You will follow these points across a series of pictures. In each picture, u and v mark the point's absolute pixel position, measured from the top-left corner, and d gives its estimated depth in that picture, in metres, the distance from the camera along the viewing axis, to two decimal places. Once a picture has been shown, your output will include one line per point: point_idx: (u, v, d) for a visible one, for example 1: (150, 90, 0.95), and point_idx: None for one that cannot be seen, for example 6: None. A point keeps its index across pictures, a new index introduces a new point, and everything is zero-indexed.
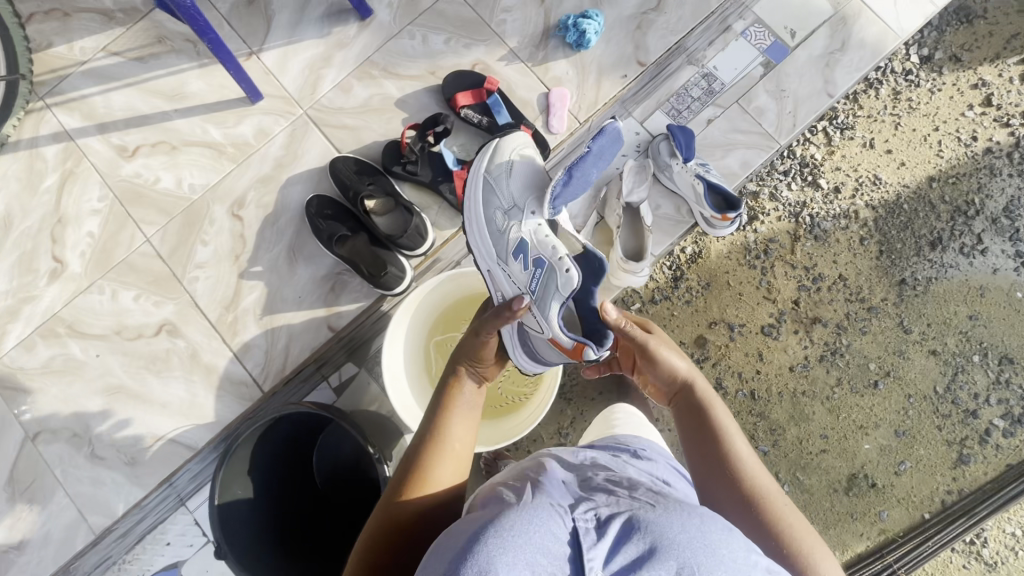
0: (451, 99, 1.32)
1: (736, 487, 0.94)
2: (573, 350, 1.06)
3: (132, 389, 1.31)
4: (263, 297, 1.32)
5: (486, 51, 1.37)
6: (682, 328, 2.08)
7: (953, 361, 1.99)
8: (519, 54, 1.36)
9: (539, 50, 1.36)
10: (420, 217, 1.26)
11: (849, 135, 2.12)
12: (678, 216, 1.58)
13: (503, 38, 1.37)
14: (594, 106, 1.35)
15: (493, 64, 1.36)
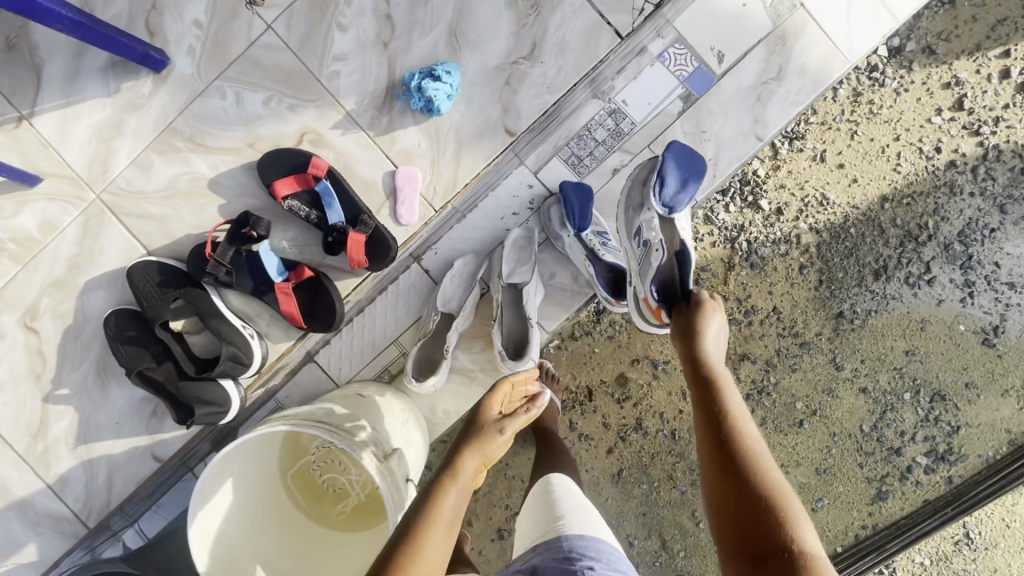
0: (270, 189, 1.06)
1: (756, 504, 0.80)
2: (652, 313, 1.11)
3: None
4: (74, 423, 1.14)
5: (317, 114, 1.19)
6: (603, 366, 1.93)
7: (884, 398, 1.89)
8: (358, 119, 1.22)
9: (382, 115, 1.23)
10: (246, 339, 1.07)
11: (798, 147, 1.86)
12: (576, 285, 1.37)
13: (336, 97, 1.20)
14: (451, 190, 1.30)
15: (326, 132, 1.20)
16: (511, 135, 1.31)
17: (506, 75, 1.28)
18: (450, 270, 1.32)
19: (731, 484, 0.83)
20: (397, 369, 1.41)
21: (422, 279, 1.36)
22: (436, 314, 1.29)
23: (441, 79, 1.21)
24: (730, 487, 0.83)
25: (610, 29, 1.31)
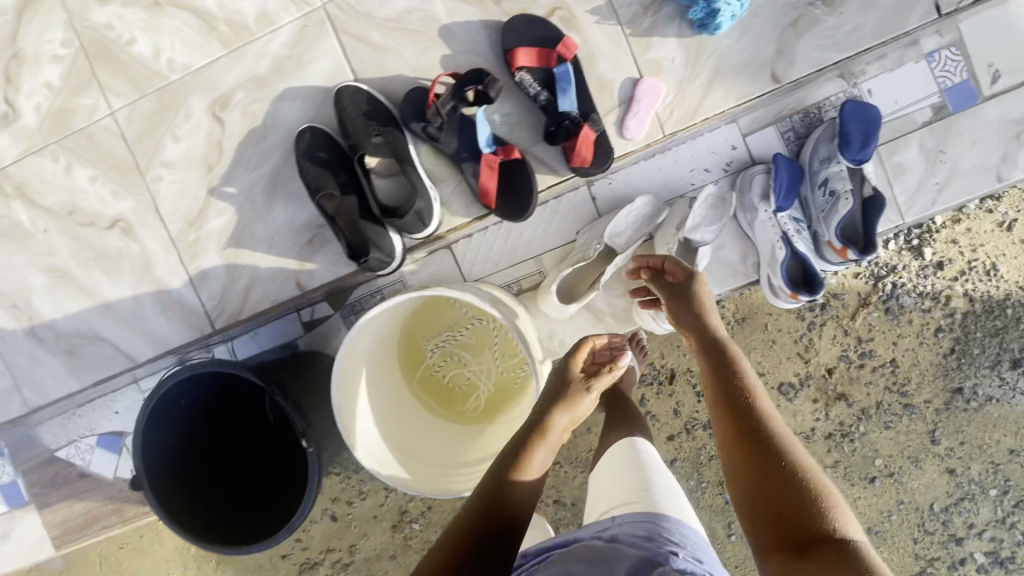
0: (510, 53, 0.99)
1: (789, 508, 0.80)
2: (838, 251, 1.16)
3: (78, 280, 1.18)
4: (231, 226, 1.13)
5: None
6: None
7: (966, 486, 1.81)
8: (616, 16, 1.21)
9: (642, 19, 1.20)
10: (430, 198, 1.02)
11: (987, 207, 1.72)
12: (741, 265, 1.29)
13: None
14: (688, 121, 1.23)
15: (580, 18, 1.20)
16: (776, 81, 1.22)
17: (796, 15, 1.20)
18: (631, 203, 1.24)
19: (768, 473, 0.85)
20: (529, 286, 1.36)
21: (587, 203, 1.32)
22: (600, 244, 1.21)
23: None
24: (767, 476, 0.84)
25: (886, 9, 1.19)
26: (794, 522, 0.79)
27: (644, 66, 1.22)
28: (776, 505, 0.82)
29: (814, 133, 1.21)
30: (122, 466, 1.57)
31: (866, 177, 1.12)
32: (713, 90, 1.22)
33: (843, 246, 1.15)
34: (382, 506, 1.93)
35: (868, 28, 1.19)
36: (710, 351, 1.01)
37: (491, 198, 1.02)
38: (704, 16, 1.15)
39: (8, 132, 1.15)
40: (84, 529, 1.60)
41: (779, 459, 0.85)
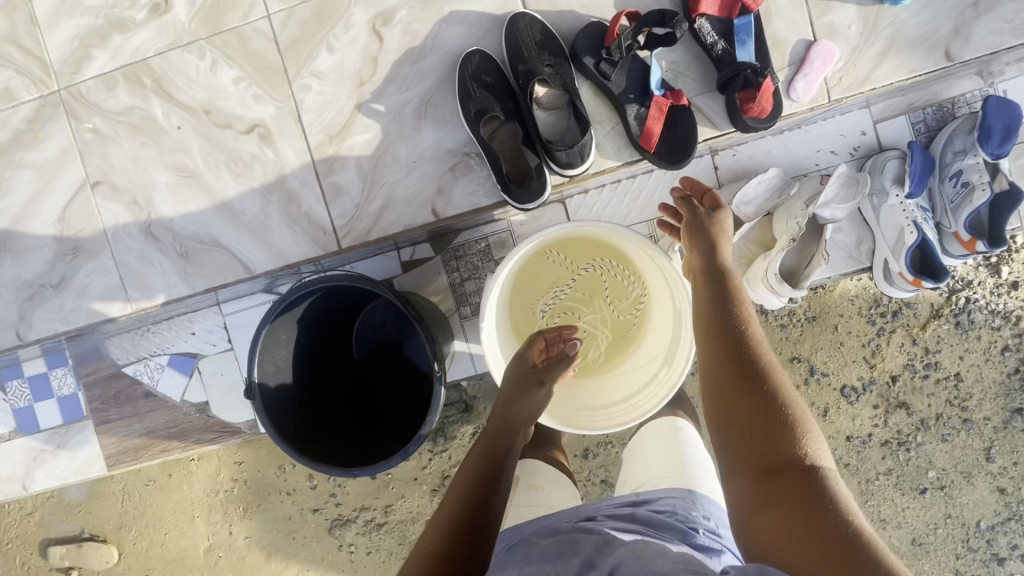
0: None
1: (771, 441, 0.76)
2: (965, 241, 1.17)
3: (205, 182, 1.16)
4: (374, 144, 1.12)
5: None
6: None
7: (1015, 507, 1.82)
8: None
9: None
10: (590, 137, 1.01)
11: None
12: (854, 252, 1.30)
13: None
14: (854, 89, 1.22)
15: None
16: (949, 60, 1.20)
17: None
18: (760, 174, 1.26)
19: (749, 401, 0.78)
20: None
21: (708, 172, 1.30)
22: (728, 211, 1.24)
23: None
24: (747, 404, 0.78)
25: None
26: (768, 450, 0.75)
27: (819, 29, 1.21)
28: (755, 432, 0.77)
29: (948, 127, 1.22)
30: (190, 390, 1.53)
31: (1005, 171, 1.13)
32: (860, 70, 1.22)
33: (972, 238, 1.17)
34: (430, 467, 1.90)
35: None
36: (714, 279, 0.93)
37: (652, 142, 1.06)
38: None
39: (157, 24, 1.13)
40: (141, 450, 1.57)
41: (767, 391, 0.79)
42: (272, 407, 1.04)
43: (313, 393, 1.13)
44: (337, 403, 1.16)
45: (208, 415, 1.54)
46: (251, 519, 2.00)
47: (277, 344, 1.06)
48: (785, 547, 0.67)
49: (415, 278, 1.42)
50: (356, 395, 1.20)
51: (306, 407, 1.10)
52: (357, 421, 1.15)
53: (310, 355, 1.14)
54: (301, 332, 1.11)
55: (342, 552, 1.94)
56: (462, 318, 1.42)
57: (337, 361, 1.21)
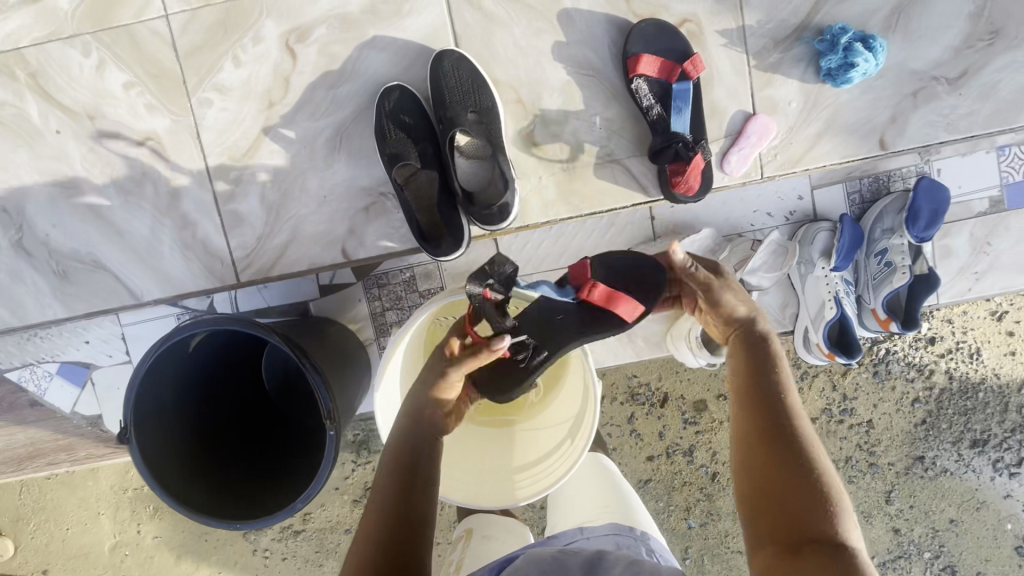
0: (633, 58, 0.98)
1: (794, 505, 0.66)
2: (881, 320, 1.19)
3: (88, 196, 1.03)
4: (281, 173, 1.02)
5: (710, 8, 1.15)
6: None
7: (906, 545, 1.93)
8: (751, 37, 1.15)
9: (778, 45, 1.15)
10: (513, 195, 0.94)
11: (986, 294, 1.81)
12: (779, 315, 1.30)
13: (742, 6, 1.15)
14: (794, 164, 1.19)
15: (705, 31, 1.16)
16: (882, 148, 1.18)
17: (919, 86, 1.16)
18: (693, 233, 1.24)
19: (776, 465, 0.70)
20: None
21: (644, 223, 1.27)
22: None
23: (870, 52, 1.10)
24: (777, 470, 0.69)
25: (990, 105, 1.16)
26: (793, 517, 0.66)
27: (755, 102, 1.17)
28: (779, 496, 0.68)
29: (881, 202, 1.22)
30: (82, 402, 1.42)
31: (926, 256, 1.14)
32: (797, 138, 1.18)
33: (887, 318, 1.18)
34: (351, 480, 1.85)
35: (960, 105, 1.16)
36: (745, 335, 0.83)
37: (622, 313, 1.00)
38: (836, 67, 1.11)
39: (33, 10, 0.98)
40: (25, 461, 1.45)
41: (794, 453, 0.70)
42: (155, 450, 0.98)
43: (208, 435, 1.08)
44: (234, 444, 1.11)
45: (101, 429, 1.43)
46: (160, 522, 1.92)
47: (164, 384, 1.00)
48: None
49: (333, 304, 1.34)
50: (258, 435, 1.15)
51: (196, 448, 1.05)
52: (254, 464, 1.10)
53: (207, 394, 1.10)
54: (197, 370, 1.07)
55: (256, 558, 1.90)
56: (381, 347, 1.36)
57: (242, 403, 1.17)
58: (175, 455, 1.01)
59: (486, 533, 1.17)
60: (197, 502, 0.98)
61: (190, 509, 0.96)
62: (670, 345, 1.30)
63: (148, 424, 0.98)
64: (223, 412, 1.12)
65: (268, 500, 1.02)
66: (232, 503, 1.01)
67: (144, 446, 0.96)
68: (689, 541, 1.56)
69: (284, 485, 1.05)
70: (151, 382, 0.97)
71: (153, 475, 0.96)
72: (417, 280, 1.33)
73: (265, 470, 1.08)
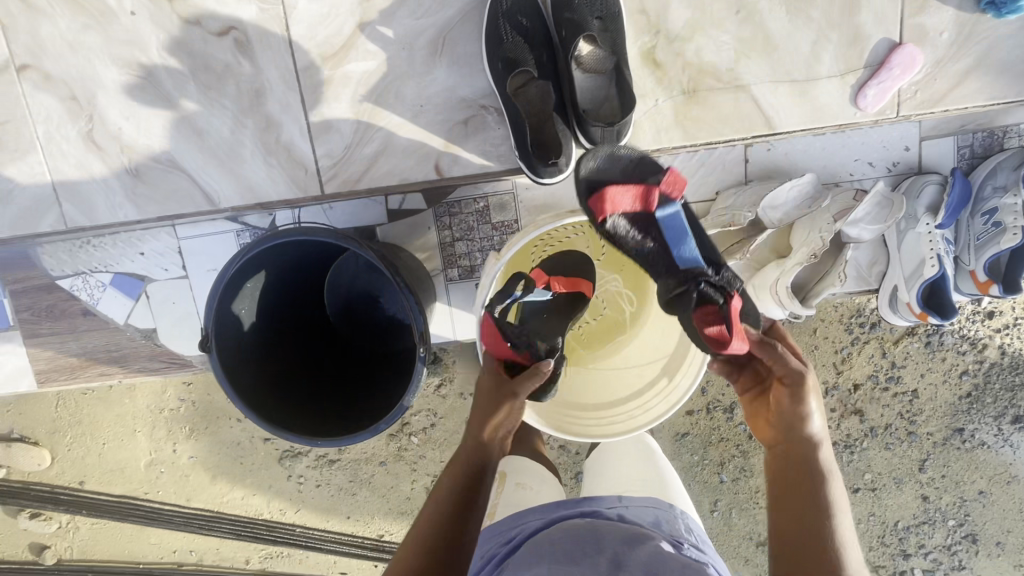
0: (598, 200, 0.81)
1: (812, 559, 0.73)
2: (982, 284, 1.14)
3: (164, 88, 0.96)
4: (376, 76, 0.94)
5: None
6: None
7: (931, 513, 1.96)
8: None
9: None
10: (632, 112, 0.86)
11: None
12: (863, 272, 1.25)
13: None
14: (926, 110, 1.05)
15: None
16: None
17: None
18: (794, 178, 1.16)
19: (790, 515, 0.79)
20: None
21: (737, 165, 1.20)
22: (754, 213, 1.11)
23: None
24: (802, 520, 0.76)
25: None
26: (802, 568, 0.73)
27: None
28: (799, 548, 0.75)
29: (997, 159, 1.14)
30: (136, 314, 1.39)
31: None
32: (935, 81, 1.02)
33: (989, 281, 1.13)
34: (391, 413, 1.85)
35: None
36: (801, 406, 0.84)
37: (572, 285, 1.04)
38: None
39: None
40: (76, 371, 1.43)
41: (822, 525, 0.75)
42: (233, 364, 0.95)
43: (281, 353, 1.04)
44: (308, 365, 1.07)
45: (154, 343, 1.40)
46: (197, 442, 1.92)
47: (243, 296, 0.96)
48: None
49: (401, 229, 1.29)
50: (330, 360, 1.11)
51: (271, 366, 1.01)
52: (328, 387, 1.06)
53: (282, 313, 1.06)
54: (274, 287, 1.03)
55: (291, 483, 1.92)
56: (447, 279, 1.31)
57: (313, 327, 1.13)
58: (253, 370, 0.98)
59: (520, 480, 1.03)
60: (280, 417, 0.96)
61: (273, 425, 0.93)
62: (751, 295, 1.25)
63: (226, 336, 0.94)
64: (296, 333, 1.09)
65: (349, 418, 1.00)
66: (310, 422, 0.98)
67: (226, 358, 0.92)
68: (719, 496, 1.54)
69: (363, 406, 1.02)
70: (230, 294, 0.93)
71: (234, 388, 0.92)
72: (490, 211, 1.26)
73: (341, 390, 1.06)
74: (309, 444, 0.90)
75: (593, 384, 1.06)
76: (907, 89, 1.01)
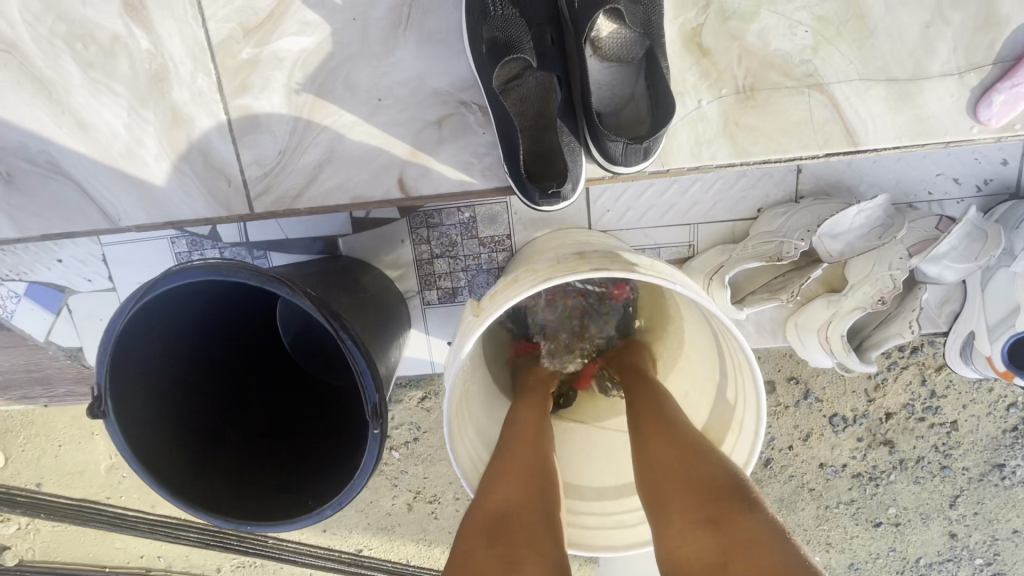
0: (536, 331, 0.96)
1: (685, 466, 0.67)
2: None
3: (33, 65, 0.71)
4: (319, 58, 0.69)
5: None
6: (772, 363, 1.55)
7: (956, 550, 1.80)
8: None
9: None
10: (667, 122, 0.62)
11: None
12: (932, 311, 1.02)
13: None
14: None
15: None
16: None
17: None
18: (863, 197, 0.91)
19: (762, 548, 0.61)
20: (670, 259, 1.01)
21: (788, 176, 0.95)
22: (806, 242, 0.87)
23: None
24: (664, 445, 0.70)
25: None
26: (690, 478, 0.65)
27: None
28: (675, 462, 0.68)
29: None
30: (57, 331, 1.17)
31: None
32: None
33: None
34: None
35: None
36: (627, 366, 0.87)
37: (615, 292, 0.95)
38: None
39: None
40: None
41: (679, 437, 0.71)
42: (141, 427, 0.74)
43: (209, 404, 0.84)
44: (244, 416, 0.87)
45: (82, 363, 1.19)
46: None
47: (154, 341, 0.75)
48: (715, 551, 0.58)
49: (369, 242, 1.05)
50: (276, 408, 0.92)
51: (196, 422, 0.81)
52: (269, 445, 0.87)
53: (211, 354, 0.85)
54: (197, 324, 0.82)
55: None
56: (424, 302, 1.09)
57: (254, 367, 0.93)
58: (170, 432, 0.78)
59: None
60: (202, 494, 0.76)
61: (194, 505, 0.74)
62: (791, 334, 1.03)
63: (130, 394, 0.73)
64: (230, 376, 0.89)
65: (291, 492, 0.80)
66: (244, 497, 0.78)
67: (127, 426, 0.72)
68: None
69: (310, 473, 0.82)
70: (130, 344, 0.71)
71: (141, 460, 0.72)
72: (478, 223, 1.03)
73: (286, 449, 0.86)
74: (235, 535, 0.71)
75: (598, 458, 0.86)
76: None
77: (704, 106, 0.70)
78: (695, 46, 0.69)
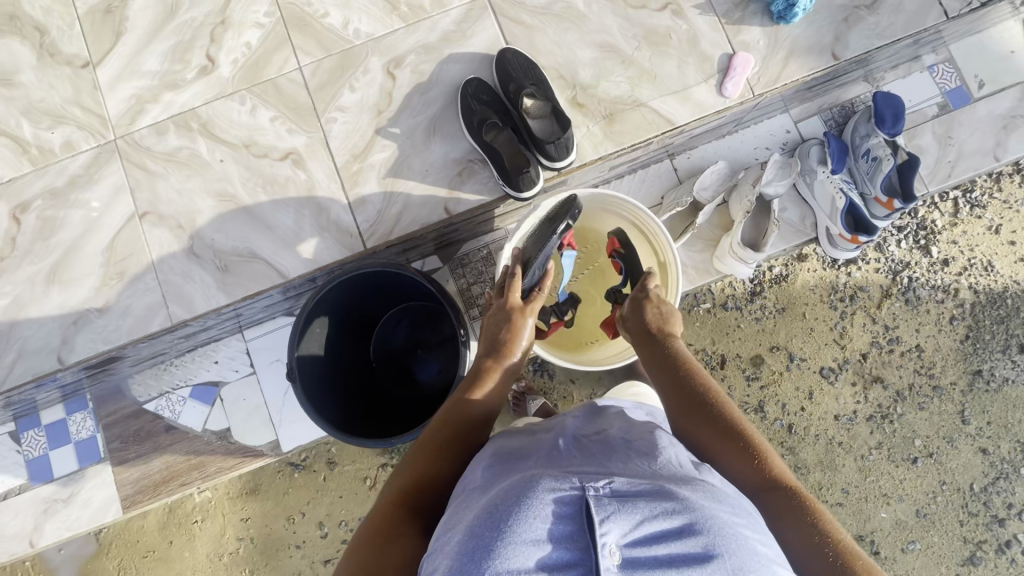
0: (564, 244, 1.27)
1: (694, 397, 0.89)
2: (886, 203, 1.44)
3: (244, 203, 1.33)
4: (392, 160, 1.33)
5: None
6: (744, 341, 1.90)
7: (999, 466, 1.90)
8: (716, 7, 1.34)
9: (738, 10, 1.34)
10: (571, 131, 1.25)
11: (977, 214, 1.91)
12: (800, 226, 1.53)
13: None
14: (772, 84, 1.33)
15: None
16: (837, 78, 1.50)
17: None
18: (711, 166, 1.50)
19: (727, 446, 0.84)
20: None
21: (669, 173, 1.53)
22: (691, 196, 1.44)
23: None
24: (678, 384, 0.91)
25: None
26: (702, 409, 0.87)
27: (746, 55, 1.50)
28: (693, 401, 0.88)
29: (855, 118, 1.51)
30: (212, 418, 1.59)
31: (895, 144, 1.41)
32: (767, 70, 1.33)
33: (889, 199, 1.43)
34: None
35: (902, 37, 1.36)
36: (649, 324, 1.00)
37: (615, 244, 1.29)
38: None
39: (205, 80, 1.37)
40: (159, 486, 1.58)
41: (690, 374, 0.91)
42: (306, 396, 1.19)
43: (337, 382, 1.32)
44: (357, 412, 1.31)
45: (229, 441, 1.58)
46: None
47: (313, 336, 1.25)
48: (717, 443, 0.85)
49: None
50: (376, 407, 1.37)
51: (330, 390, 1.29)
52: (370, 420, 1.33)
53: (336, 369, 1.33)
54: (331, 345, 1.32)
55: None
56: (470, 319, 1.54)
57: (361, 375, 1.41)
58: (320, 407, 1.22)
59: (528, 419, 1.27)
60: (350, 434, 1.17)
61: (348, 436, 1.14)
62: (720, 265, 1.51)
63: (303, 373, 1.20)
64: (347, 375, 1.37)
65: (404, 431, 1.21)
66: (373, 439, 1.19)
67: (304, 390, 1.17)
68: None
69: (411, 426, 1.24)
70: (306, 339, 1.22)
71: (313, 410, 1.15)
72: (494, 254, 1.55)
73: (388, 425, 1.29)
74: (357, 444, 1.13)
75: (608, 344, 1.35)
76: (753, 79, 1.33)
77: (591, 129, 1.32)
78: (576, 104, 1.33)
